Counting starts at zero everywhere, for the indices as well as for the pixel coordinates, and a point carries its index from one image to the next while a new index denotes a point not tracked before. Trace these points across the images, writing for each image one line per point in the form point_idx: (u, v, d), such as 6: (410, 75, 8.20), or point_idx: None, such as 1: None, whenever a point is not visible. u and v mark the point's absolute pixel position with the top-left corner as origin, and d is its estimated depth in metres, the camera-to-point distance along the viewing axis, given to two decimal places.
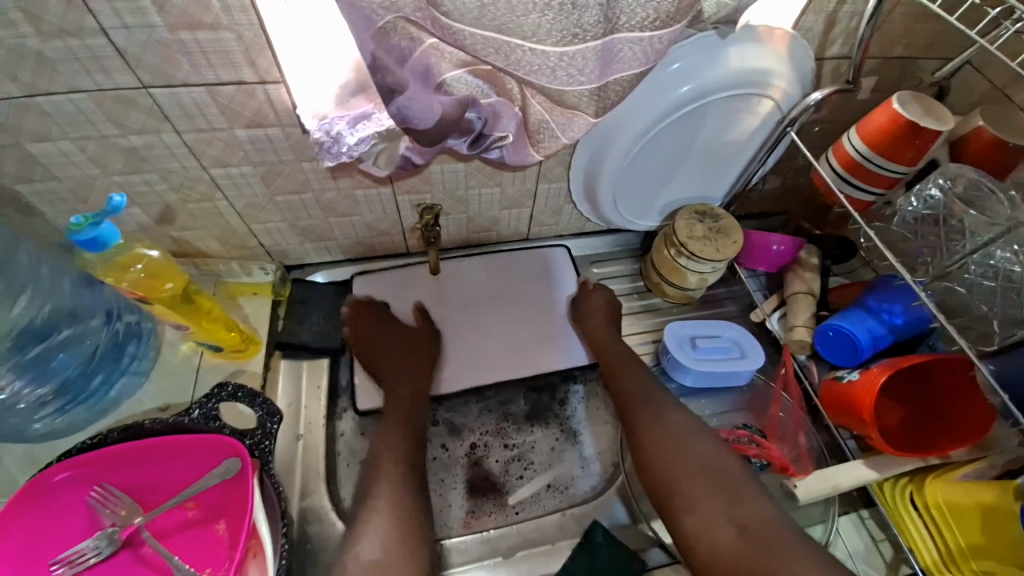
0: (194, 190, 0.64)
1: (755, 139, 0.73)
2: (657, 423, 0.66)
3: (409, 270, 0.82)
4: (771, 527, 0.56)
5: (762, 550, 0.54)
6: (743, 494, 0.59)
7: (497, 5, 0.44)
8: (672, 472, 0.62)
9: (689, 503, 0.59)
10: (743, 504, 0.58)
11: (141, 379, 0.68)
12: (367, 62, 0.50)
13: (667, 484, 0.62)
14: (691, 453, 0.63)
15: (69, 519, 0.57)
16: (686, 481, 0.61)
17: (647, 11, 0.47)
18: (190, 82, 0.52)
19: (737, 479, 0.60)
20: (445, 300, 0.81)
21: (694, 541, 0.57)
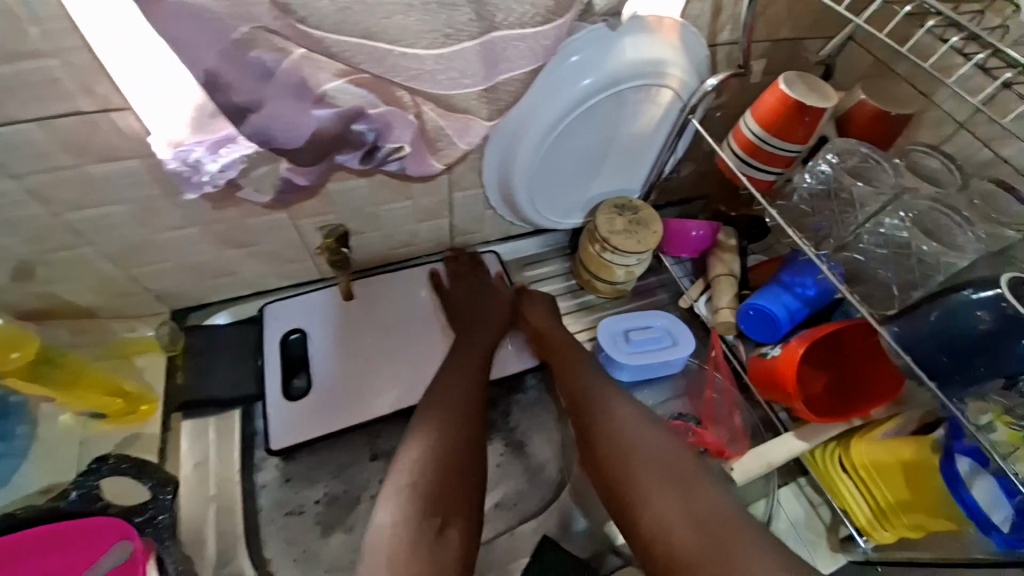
0: (52, 238, 0.56)
1: (662, 128, 0.73)
2: (612, 418, 0.65)
3: (321, 299, 0.75)
4: (727, 515, 0.54)
5: (719, 540, 0.52)
6: (694, 483, 0.57)
7: (358, 8, 0.40)
8: (629, 466, 0.60)
9: (643, 497, 0.57)
10: (695, 493, 0.56)
11: (14, 463, 0.59)
12: (200, 82, 0.43)
13: (623, 480, 0.60)
14: (642, 445, 0.61)
15: None
16: (638, 474, 0.59)
17: (525, 7, 0.44)
18: (17, 118, 0.44)
19: (692, 470, 0.59)
20: (366, 327, 0.76)
21: (649, 537, 0.55)
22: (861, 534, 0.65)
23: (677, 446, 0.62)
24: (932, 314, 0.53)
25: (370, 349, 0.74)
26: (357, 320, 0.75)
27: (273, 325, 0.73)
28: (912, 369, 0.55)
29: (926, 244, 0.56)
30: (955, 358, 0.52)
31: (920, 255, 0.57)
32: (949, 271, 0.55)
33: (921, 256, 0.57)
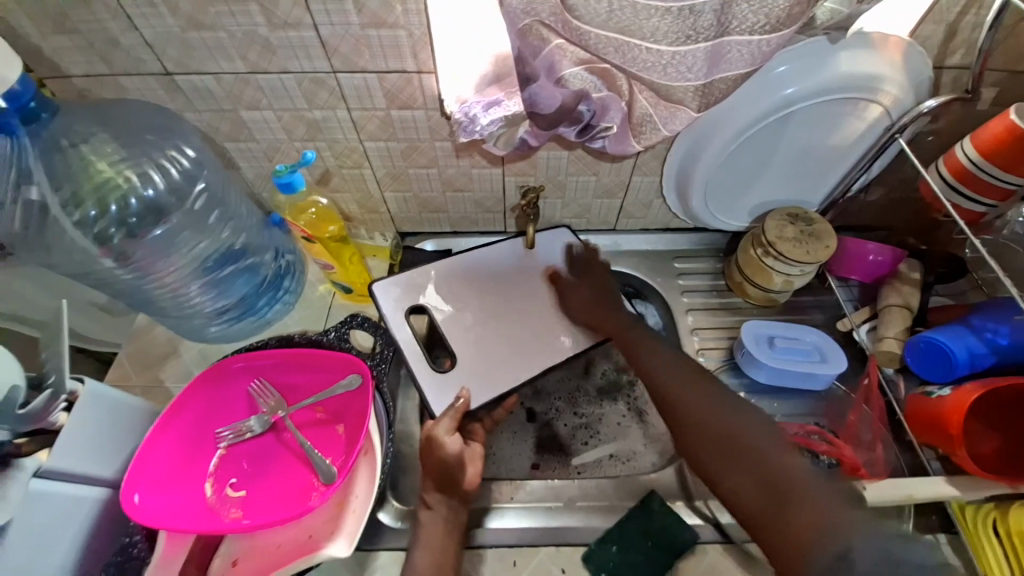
0: (350, 158, 0.79)
1: (860, 144, 0.74)
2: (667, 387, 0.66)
3: (464, 266, 0.84)
4: (797, 481, 0.52)
5: (792, 503, 0.51)
6: (764, 454, 0.55)
7: (623, 11, 0.51)
8: (699, 434, 0.60)
9: (718, 474, 0.57)
10: (766, 460, 0.55)
11: (289, 308, 0.84)
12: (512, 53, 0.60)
13: (693, 447, 0.60)
14: (715, 419, 0.60)
15: (232, 401, 0.72)
16: (704, 445, 0.59)
17: (758, 17, 0.52)
18: (367, 69, 0.65)
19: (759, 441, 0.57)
20: (486, 300, 0.82)
21: (731, 506, 0.55)
22: None
23: (748, 422, 0.59)
24: None
25: (494, 321, 0.80)
26: (470, 293, 0.82)
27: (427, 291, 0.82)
28: None
29: None
30: None
31: None
32: None
33: None
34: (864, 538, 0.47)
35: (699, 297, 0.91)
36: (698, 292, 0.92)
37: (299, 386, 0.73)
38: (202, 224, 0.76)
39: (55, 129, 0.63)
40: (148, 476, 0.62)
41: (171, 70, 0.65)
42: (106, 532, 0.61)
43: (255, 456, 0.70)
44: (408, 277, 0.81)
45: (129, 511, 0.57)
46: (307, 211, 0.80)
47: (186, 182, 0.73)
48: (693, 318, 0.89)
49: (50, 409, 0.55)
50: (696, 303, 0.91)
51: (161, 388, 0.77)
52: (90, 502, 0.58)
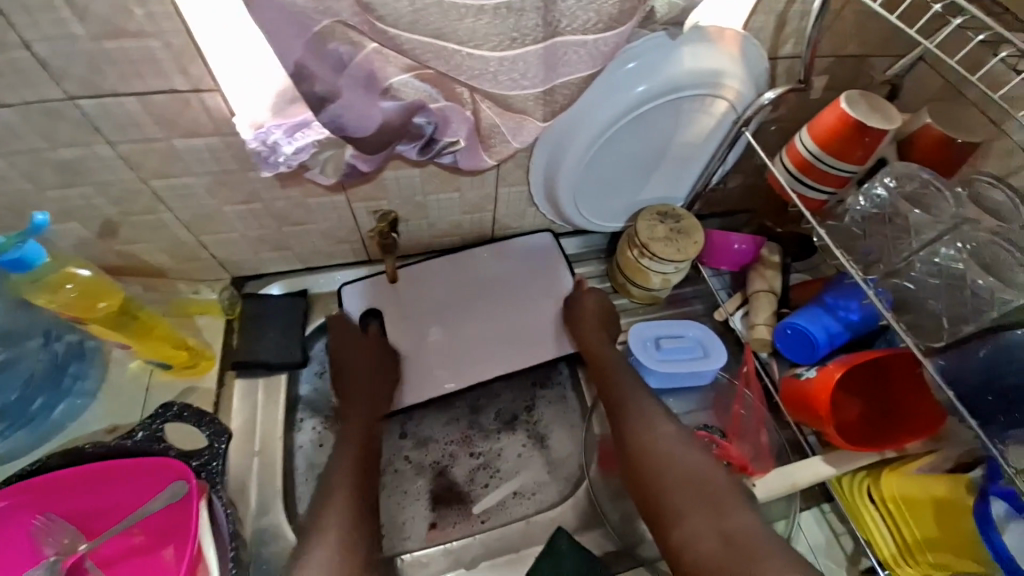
0: (137, 201, 0.61)
1: (713, 139, 0.73)
2: (648, 428, 0.65)
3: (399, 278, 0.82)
4: (755, 533, 0.53)
5: (744, 551, 0.51)
6: (728, 498, 0.56)
7: (431, 12, 0.42)
8: (664, 479, 0.60)
9: (677, 515, 0.56)
10: (727, 510, 0.55)
11: (88, 402, 0.65)
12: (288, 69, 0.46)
13: (657, 493, 0.59)
14: (684, 462, 0.61)
15: (2, 552, 0.54)
16: (671, 490, 0.59)
17: (589, 15, 0.46)
18: (119, 92, 0.49)
19: (726, 488, 0.57)
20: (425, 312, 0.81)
21: (681, 556, 0.54)
22: (884, 568, 0.63)
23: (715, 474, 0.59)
24: (982, 350, 0.53)
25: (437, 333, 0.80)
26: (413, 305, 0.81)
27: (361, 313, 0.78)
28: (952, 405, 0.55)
29: (982, 278, 0.54)
30: (1001, 399, 0.52)
31: (974, 290, 0.55)
32: (1002, 308, 0.53)
33: (975, 290, 0.55)
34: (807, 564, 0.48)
35: None
36: None
37: (106, 507, 0.57)
38: None
39: None
40: None
41: None
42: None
43: None
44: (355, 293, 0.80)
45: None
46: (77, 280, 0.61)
47: None
48: None
49: None
50: None
51: None
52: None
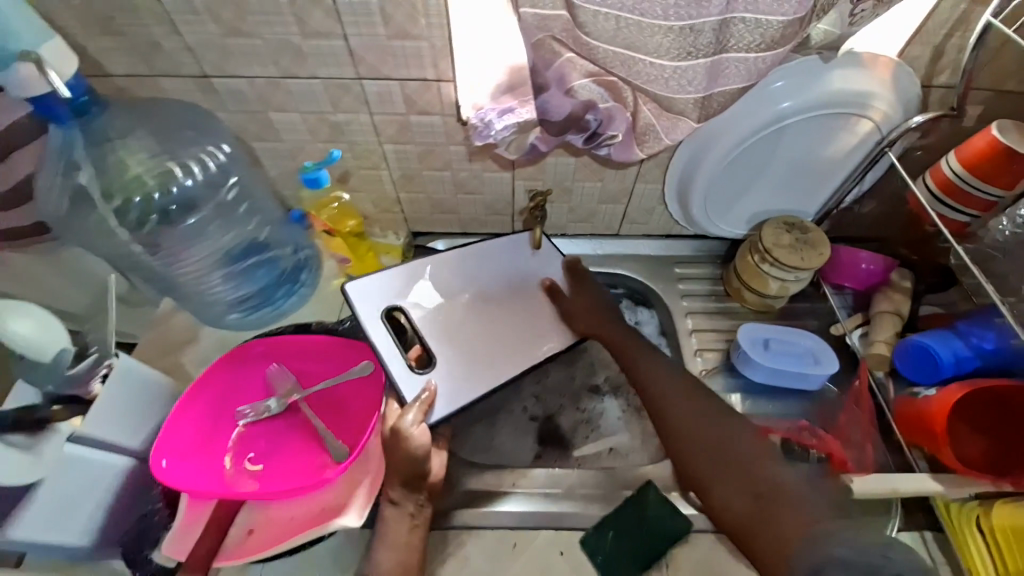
0: (369, 159, 0.83)
1: (853, 157, 0.78)
2: (662, 395, 0.72)
3: (460, 262, 0.79)
4: (785, 486, 0.62)
5: (775, 509, 0.60)
6: (759, 467, 0.64)
7: (629, 29, 0.56)
8: (688, 445, 0.68)
9: (708, 481, 0.66)
10: (752, 467, 0.64)
11: (305, 300, 0.87)
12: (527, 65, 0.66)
13: (687, 460, 0.68)
14: (704, 429, 0.69)
15: (249, 384, 0.74)
16: (699, 463, 0.67)
17: (754, 37, 0.56)
18: (390, 76, 0.70)
19: (748, 457, 0.65)
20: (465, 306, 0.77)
21: (718, 514, 0.64)
22: None
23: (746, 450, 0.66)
24: None
25: (475, 331, 0.76)
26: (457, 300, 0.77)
27: (414, 293, 0.75)
28: None
29: None
30: None
31: None
32: None
33: None
34: (859, 562, 0.51)
35: (696, 302, 0.94)
36: (696, 298, 0.95)
37: (314, 372, 0.76)
38: (234, 216, 0.81)
39: (99, 123, 0.65)
40: (173, 444, 0.64)
41: (209, 73, 0.68)
42: (126, 506, 0.64)
43: (270, 438, 0.72)
44: (409, 269, 0.76)
45: (158, 475, 0.60)
46: (330, 205, 0.88)
47: (220, 174, 0.78)
48: (691, 321, 0.92)
49: (90, 378, 0.59)
50: (695, 306, 0.94)
51: (180, 371, 0.79)
52: (111, 473, 0.62)
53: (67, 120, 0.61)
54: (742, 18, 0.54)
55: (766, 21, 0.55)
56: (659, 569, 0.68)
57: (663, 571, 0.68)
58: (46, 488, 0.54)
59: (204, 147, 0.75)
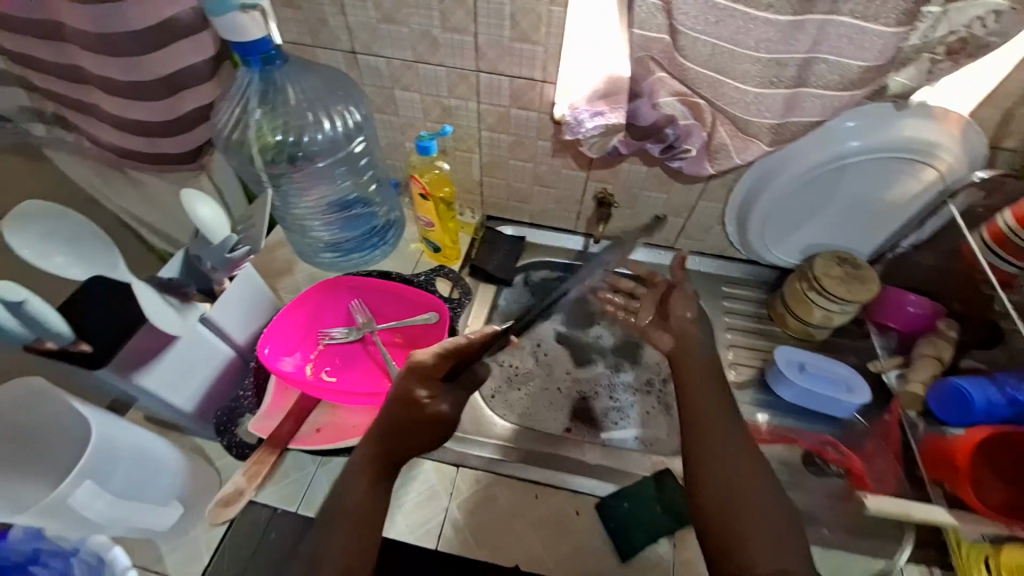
0: (467, 142, 0.95)
1: (913, 204, 0.83)
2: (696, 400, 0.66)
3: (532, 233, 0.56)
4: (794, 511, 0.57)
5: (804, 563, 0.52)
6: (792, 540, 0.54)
7: (722, 56, 0.65)
8: (712, 457, 0.60)
9: (732, 526, 0.55)
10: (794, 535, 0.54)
11: (386, 255, 1.00)
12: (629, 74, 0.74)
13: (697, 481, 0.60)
14: (731, 457, 0.60)
15: (333, 311, 0.85)
16: (718, 491, 0.58)
17: (834, 77, 0.64)
18: (503, 73, 0.81)
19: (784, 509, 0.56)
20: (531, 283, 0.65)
21: None
22: None
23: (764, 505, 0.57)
24: None
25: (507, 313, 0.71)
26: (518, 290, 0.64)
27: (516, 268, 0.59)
28: None
29: None
30: None
31: None
32: None
33: None
34: None
35: (739, 319, 0.99)
36: (739, 315, 1.00)
37: (386, 312, 0.86)
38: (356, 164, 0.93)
39: (279, 72, 0.78)
40: (278, 341, 0.77)
41: (357, 50, 0.82)
42: (222, 387, 0.73)
43: (346, 358, 0.82)
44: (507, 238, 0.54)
45: (263, 359, 0.72)
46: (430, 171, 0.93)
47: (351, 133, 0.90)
48: (731, 335, 0.97)
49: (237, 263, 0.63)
50: (736, 323, 0.99)
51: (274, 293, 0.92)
52: (218, 358, 0.71)
53: (257, 64, 0.72)
54: (825, 59, 0.63)
55: (848, 64, 0.62)
56: (667, 544, 0.72)
57: (671, 547, 0.72)
58: (177, 349, 0.63)
59: (344, 107, 0.87)
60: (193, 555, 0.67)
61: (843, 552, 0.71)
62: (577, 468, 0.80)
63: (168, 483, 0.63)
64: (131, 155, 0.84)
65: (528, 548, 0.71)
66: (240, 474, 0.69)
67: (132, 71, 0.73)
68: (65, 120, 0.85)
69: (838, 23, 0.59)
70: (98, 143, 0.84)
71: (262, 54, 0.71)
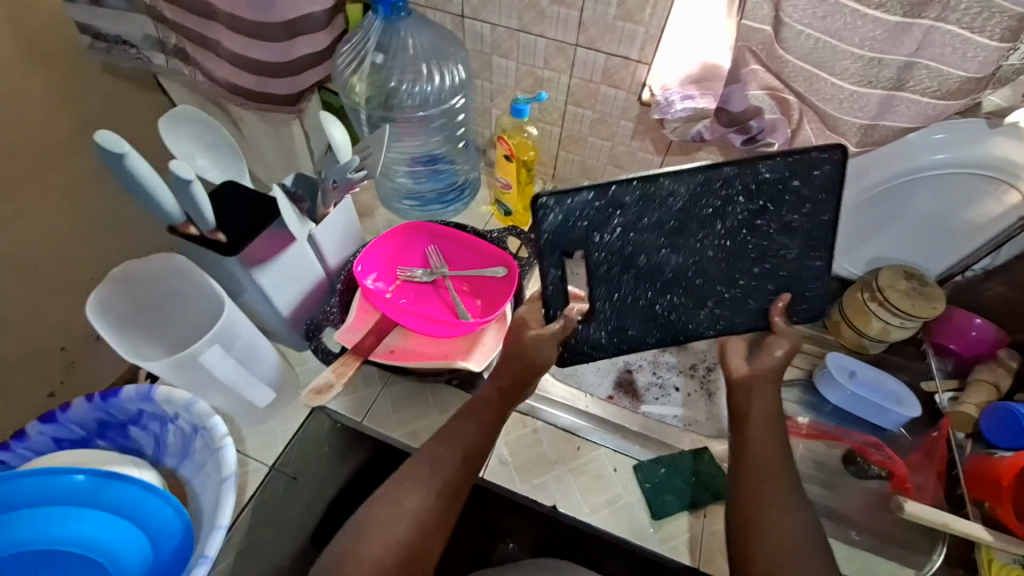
0: (551, 115, 1.00)
1: (992, 227, 0.83)
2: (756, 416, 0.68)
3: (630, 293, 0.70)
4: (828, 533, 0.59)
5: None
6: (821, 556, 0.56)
7: (824, 50, 0.67)
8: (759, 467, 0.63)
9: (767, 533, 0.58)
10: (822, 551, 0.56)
11: (459, 211, 1.06)
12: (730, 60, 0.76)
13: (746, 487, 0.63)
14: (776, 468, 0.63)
15: (411, 252, 0.91)
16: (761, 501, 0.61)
17: (932, 84, 0.65)
18: (600, 50, 0.86)
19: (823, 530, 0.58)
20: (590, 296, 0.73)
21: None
22: None
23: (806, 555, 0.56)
24: None
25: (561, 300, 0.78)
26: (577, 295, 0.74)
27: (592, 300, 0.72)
28: None
29: None
30: None
31: None
32: None
33: None
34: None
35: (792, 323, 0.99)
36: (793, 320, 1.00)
37: (457, 261, 0.92)
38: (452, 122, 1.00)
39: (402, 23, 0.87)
40: (365, 270, 0.85)
41: (466, 14, 0.89)
42: (310, 302, 0.80)
43: (418, 295, 0.89)
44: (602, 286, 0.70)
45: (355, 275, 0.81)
46: (518, 135, 0.97)
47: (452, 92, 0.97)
48: None
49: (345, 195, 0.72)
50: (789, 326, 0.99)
51: None
52: (315, 275, 0.78)
53: None
54: (926, 65, 0.64)
55: (950, 72, 0.64)
56: (697, 513, 0.75)
57: (700, 516, 0.75)
58: (289, 253, 0.70)
59: (452, 64, 0.93)
60: (269, 442, 0.75)
61: (870, 554, 0.73)
62: (618, 431, 0.84)
63: (266, 370, 0.72)
64: (241, 92, 0.90)
65: (564, 490, 0.77)
66: (330, 370, 0.74)
67: (262, 10, 0.77)
68: (185, 53, 0.91)
69: (945, 30, 0.60)
70: (211, 77, 0.91)
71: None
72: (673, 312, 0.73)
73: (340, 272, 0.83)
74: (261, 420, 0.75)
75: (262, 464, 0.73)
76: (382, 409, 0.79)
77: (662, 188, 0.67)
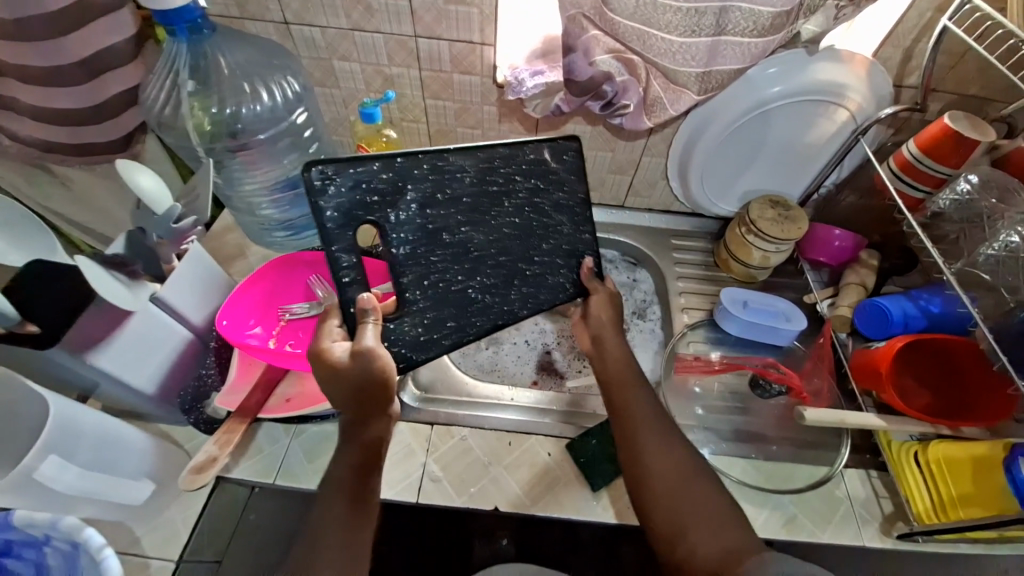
0: (412, 112, 0.95)
1: (831, 144, 0.91)
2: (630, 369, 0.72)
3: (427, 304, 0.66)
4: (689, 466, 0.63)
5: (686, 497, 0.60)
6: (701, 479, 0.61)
7: (646, 7, 0.68)
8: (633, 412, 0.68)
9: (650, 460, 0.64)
10: (691, 474, 0.62)
11: None
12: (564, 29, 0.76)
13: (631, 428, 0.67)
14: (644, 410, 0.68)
15: (292, 286, 0.84)
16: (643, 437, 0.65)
17: (748, 24, 0.69)
18: (442, 37, 0.82)
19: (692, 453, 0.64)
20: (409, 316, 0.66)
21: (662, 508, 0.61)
22: (916, 518, 0.71)
23: (719, 490, 0.60)
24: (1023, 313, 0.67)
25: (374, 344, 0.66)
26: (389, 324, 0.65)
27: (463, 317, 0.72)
28: (994, 351, 0.68)
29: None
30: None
31: None
32: None
33: None
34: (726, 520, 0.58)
35: (689, 269, 1.03)
36: (689, 265, 1.04)
37: None
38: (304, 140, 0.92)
39: (211, 41, 0.78)
40: (236, 317, 0.77)
41: (290, 20, 0.82)
42: (182, 369, 0.72)
43: (308, 332, 0.81)
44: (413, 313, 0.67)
45: (221, 331, 0.73)
46: (378, 140, 0.93)
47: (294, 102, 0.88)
48: (682, 284, 1.01)
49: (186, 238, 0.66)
50: (686, 273, 1.03)
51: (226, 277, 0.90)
52: (177, 339, 0.69)
53: (184, 33, 0.72)
54: (738, 6, 0.67)
55: (759, 10, 0.67)
56: None
57: None
58: (132, 327, 0.62)
59: (283, 77, 0.85)
60: (170, 533, 0.67)
61: (787, 464, 0.79)
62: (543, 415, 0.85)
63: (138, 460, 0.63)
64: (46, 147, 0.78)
65: (504, 490, 0.75)
66: (212, 442, 0.68)
67: (48, 55, 0.70)
68: None
69: None
70: None
71: (189, 22, 0.71)
72: (486, 295, 0.72)
73: (211, 330, 0.75)
74: (155, 514, 0.67)
75: (167, 561, 0.65)
76: (294, 462, 0.73)
77: (450, 167, 0.69)
